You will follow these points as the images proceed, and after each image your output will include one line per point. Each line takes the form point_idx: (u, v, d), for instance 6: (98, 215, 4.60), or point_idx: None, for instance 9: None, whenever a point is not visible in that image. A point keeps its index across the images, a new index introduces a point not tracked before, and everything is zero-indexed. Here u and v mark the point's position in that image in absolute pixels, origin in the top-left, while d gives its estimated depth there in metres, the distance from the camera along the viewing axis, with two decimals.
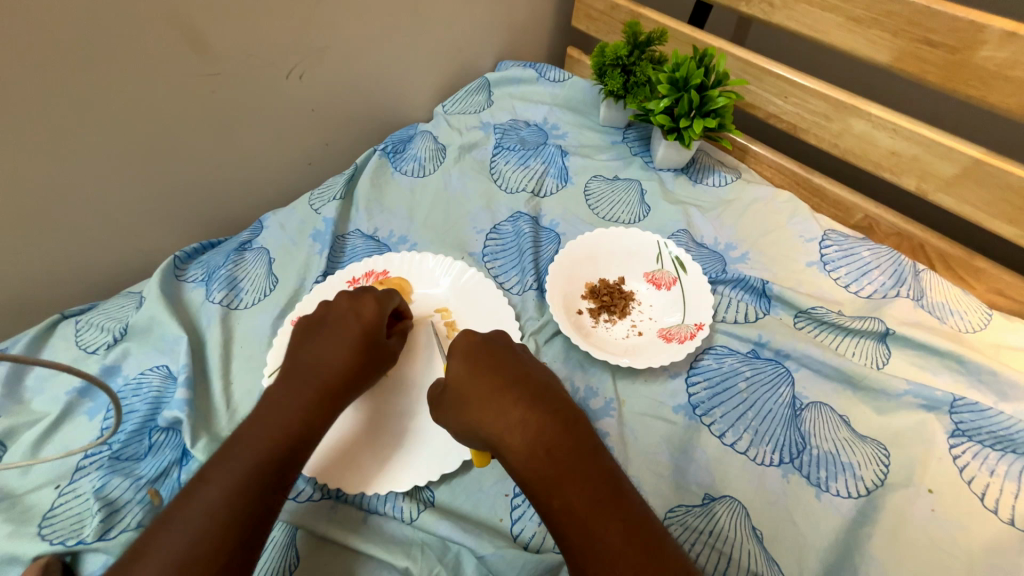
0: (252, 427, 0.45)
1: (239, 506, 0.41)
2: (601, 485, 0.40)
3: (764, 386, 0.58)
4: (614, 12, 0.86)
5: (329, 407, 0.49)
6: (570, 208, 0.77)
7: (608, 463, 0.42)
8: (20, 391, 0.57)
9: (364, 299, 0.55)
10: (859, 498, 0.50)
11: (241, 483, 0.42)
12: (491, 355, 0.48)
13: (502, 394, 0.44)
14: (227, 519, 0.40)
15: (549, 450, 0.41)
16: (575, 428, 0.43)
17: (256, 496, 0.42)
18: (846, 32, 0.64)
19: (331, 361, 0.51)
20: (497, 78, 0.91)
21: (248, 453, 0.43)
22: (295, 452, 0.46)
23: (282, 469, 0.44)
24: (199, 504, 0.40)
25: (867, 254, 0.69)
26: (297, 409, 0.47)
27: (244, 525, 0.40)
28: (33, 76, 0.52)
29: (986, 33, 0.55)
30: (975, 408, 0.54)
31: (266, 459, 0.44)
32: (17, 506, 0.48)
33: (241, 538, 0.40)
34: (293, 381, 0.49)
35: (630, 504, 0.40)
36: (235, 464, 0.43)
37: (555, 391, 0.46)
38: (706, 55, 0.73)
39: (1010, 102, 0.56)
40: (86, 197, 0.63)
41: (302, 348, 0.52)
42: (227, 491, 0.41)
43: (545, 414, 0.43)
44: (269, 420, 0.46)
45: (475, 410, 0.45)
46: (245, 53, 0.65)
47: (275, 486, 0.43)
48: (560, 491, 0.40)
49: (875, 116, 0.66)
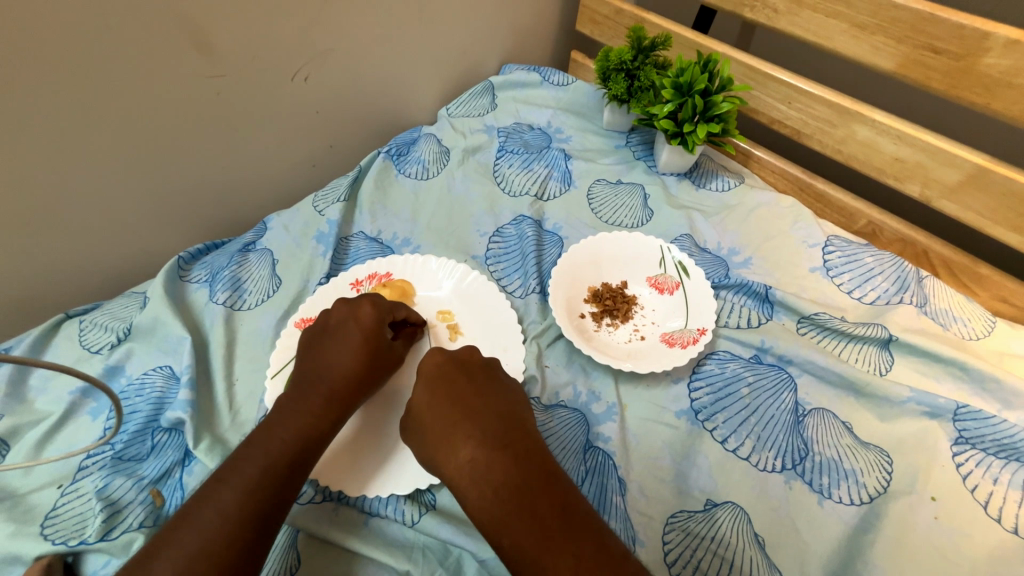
0: (263, 430, 0.46)
1: (251, 505, 0.41)
2: (550, 519, 0.40)
3: (767, 392, 0.58)
4: (618, 16, 0.86)
5: (338, 409, 0.50)
6: (573, 212, 0.77)
7: (561, 493, 0.42)
8: (23, 390, 0.57)
9: (362, 304, 0.56)
10: (861, 505, 0.50)
11: (253, 481, 0.42)
12: (451, 383, 0.49)
13: (456, 430, 0.46)
14: (240, 517, 0.40)
15: (497, 489, 0.42)
16: (526, 463, 0.43)
17: (265, 495, 0.42)
18: (850, 38, 0.64)
19: (337, 364, 0.51)
20: (501, 82, 0.91)
21: (259, 454, 0.44)
22: (306, 454, 0.46)
23: (294, 469, 0.45)
24: (212, 502, 0.41)
25: (870, 259, 0.69)
26: (304, 413, 0.48)
27: (256, 523, 0.41)
28: (39, 77, 0.53)
29: (990, 40, 0.55)
30: (979, 415, 0.54)
31: (275, 458, 0.44)
32: (19, 506, 0.48)
33: (252, 536, 0.40)
34: (300, 389, 0.50)
35: (587, 538, 0.40)
36: (246, 465, 0.43)
37: (513, 422, 0.47)
38: (710, 60, 0.73)
39: (1013, 109, 0.56)
40: (92, 197, 0.63)
41: (309, 357, 0.53)
42: (236, 490, 0.41)
43: (496, 452, 0.44)
44: (280, 424, 0.47)
45: (431, 447, 0.46)
46: (250, 56, 0.65)
47: (286, 486, 0.44)
48: (507, 529, 0.40)
49: (879, 123, 0.66)
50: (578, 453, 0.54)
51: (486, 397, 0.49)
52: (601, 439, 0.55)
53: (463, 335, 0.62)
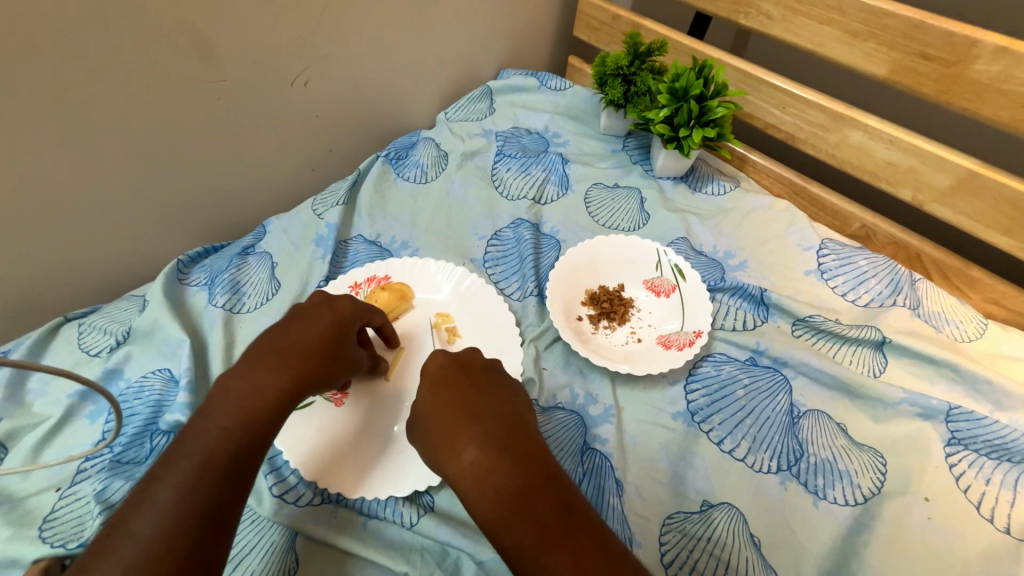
0: (203, 420, 0.43)
1: (191, 501, 0.38)
2: (549, 519, 0.40)
3: (762, 394, 0.58)
4: (615, 23, 0.87)
5: (289, 392, 0.46)
6: (570, 215, 0.78)
7: (563, 494, 0.42)
8: (22, 394, 0.57)
9: (342, 296, 0.54)
10: (856, 506, 0.51)
11: (192, 476, 0.39)
12: (455, 386, 0.49)
13: (459, 429, 0.45)
14: (182, 515, 0.37)
15: (500, 491, 0.41)
16: (528, 463, 0.43)
17: (209, 491, 0.38)
18: (843, 45, 0.65)
19: (297, 345, 0.48)
20: (499, 87, 0.92)
21: (198, 447, 0.40)
22: (251, 443, 0.42)
23: (239, 462, 0.41)
24: (151, 505, 0.37)
25: (864, 263, 0.69)
26: (251, 394, 0.44)
27: (200, 520, 0.37)
28: (41, 82, 0.53)
29: (979, 48, 0.56)
30: (971, 417, 0.55)
31: (217, 450, 0.41)
32: (17, 510, 0.48)
33: (198, 534, 0.37)
34: (252, 363, 0.46)
35: (587, 538, 0.39)
36: (183, 460, 0.39)
37: (517, 423, 0.46)
38: (705, 66, 0.73)
39: (1002, 115, 0.57)
40: (94, 200, 0.64)
41: (271, 333, 0.50)
42: (173, 486, 0.38)
43: (497, 452, 0.43)
44: (224, 409, 0.43)
45: (435, 447, 0.46)
46: (251, 62, 0.66)
47: (231, 480, 0.40)
48: (508, 528, 0.40)
49: (872, 128, 0.67)
50: (576, 454, 0.54)
51: (488, 397, 0.48)
52: (599, 441, 0.56)
53: (460, 338, 0.62)
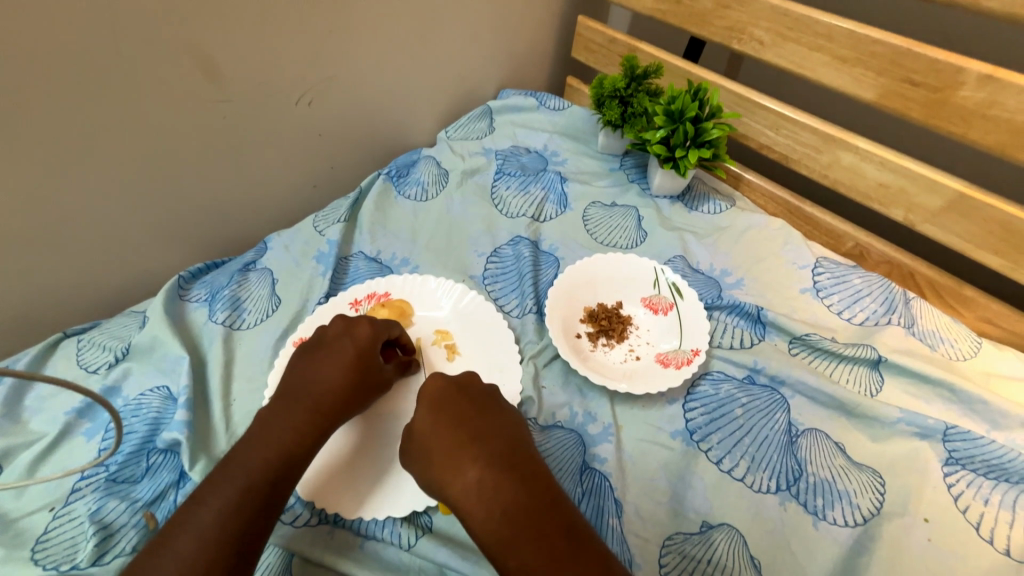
0: (246, 446, 0.46)
1: (229, 527, 0.41)
2: (556, 541, 0.40)
3: (760, 413, 0.58)
4: (612, 45, 0.89)
5: (321, 424, 0.49)
6: (568, 233, 0.78)
7: (567, 516, 0.42)
8: (19, 410, 0.56)
9: (359, 322, 0.56)
10: (856, 527, 0.51)
11: (233, 502, 0.42)
12: (455, 406, 0.49)
13: (462, 450, 0.45)
14: (218, 539, 0.40)
15: (506, 511, 0.42)
16: (533, 484, 0.43)
17: (246, 517, 0.42)
18: (833, 70, 0.67)
19: (324, 379, 0.51)
20: (499, 106, 0.94)
21: (239, 473, 0.44)
22: (288, 470, 0.46)
23: (275, 489, 0.44)
24: (192, 529, 0.40)
25: (858, 281, 0.70)
26: (288, 428, 0.48)
27: (236, 545, 0.40)
28: (45, 102, 0.54)
29: (964, 75, 0.57)
30: (967, 436, 0.55)
31: (257, 477, 0.44)
32: (10, 530, 0.48)
33: (233, 558, 0.40)
34: (286, 401, 0.50)
35: (592, 559, 0.40)
36: (226, 486, 0.43)
37: (518, 444, 0.47)
38: (700, 89, 0.75)
39: (989, 139, 0.58)
40: (95, 218, 0.64)
41: (300, 369, 0.53)
42: (215, 510, 0.41)
43: (502, 473, 0.44)
44: (263, 440, 0.46)
45: (435, 468, 0.46)
46: (253, 82, 0.67)
47: (267, 506, 0.43)
48: (515, 549, 0.40)
49: (863, 150, 0.68)
50: (575, 474, 0.54)
51: (488, 418, 0.48)
52: (598, 461, 0.56)
53: (460, 355, 0.62)
